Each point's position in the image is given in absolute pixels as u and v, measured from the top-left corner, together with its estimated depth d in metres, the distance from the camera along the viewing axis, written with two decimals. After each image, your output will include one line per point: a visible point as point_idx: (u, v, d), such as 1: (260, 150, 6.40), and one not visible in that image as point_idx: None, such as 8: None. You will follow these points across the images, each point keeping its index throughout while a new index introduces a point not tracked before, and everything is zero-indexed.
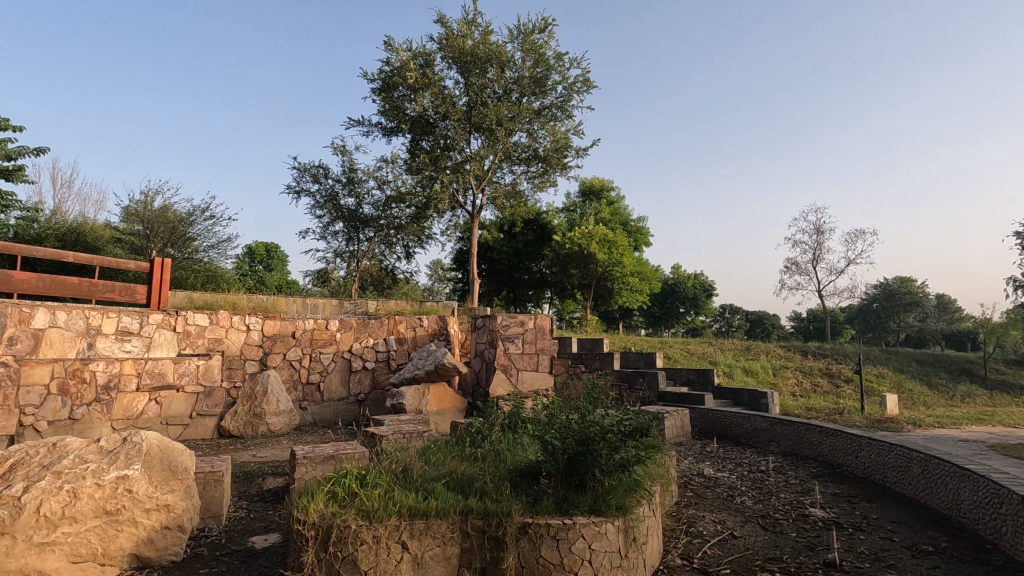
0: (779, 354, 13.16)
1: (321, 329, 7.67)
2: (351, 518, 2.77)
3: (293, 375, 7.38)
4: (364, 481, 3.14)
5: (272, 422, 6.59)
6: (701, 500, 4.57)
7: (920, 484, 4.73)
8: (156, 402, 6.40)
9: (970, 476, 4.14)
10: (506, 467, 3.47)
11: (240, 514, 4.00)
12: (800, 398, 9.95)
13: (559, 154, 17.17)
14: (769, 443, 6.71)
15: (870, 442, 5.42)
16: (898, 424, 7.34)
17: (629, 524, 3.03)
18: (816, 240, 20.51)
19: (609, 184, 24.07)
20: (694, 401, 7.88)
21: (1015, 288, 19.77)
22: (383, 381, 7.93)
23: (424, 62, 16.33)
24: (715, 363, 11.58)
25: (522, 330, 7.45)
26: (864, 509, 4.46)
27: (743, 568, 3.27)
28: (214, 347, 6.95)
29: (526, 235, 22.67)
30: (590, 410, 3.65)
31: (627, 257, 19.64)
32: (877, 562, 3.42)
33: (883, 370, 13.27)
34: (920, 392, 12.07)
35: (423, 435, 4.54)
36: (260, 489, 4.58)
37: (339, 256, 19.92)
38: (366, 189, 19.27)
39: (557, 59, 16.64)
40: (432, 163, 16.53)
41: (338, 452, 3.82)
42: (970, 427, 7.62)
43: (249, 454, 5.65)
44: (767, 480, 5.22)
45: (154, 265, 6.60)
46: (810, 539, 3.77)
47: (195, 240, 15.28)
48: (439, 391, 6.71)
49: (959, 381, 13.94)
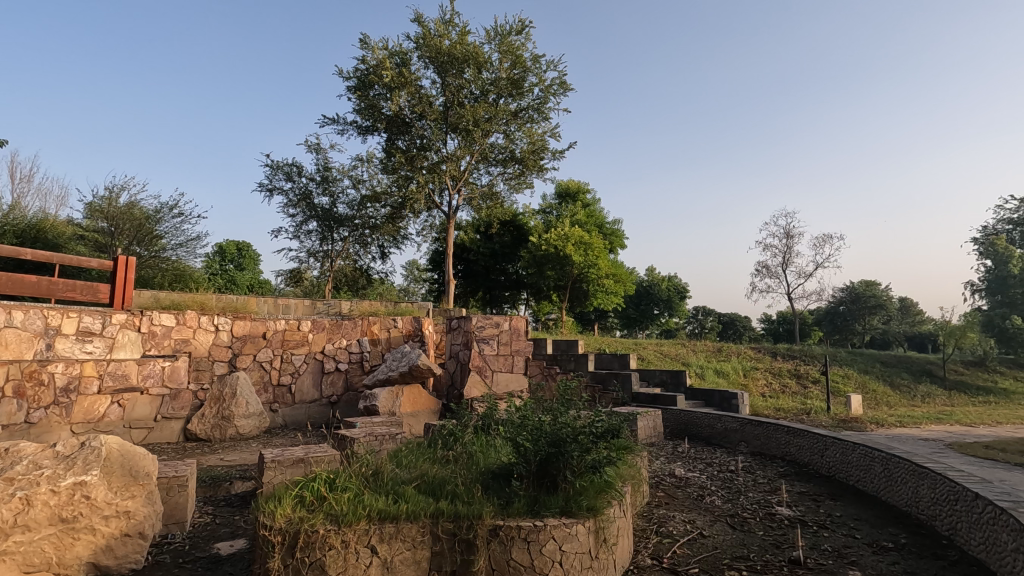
0: (750, 355, 13.45)
1: (293, 329, 7.54)
2: (319, 522, 2.72)
3: (263, 377, 7.23)
4: (334, 484, 3.09)
5: (241, 425, 6.45)
6: (672, 500, 4.62)
7: (882, 482, 4.87)
8: (119, 405, 6.19)
9: (928, 474, 4.28)
10: (478, 469, 3.46)
11: (205, 520, 3.90)
12: (769, 399, 10.17)
13: (535, 156, 17.23)
14: (738, 443, 6.83)
15: (835, 441, 5.57)
16: (862, 424, 7.55)
17: (600, 525, 3.05)
18: (786, 244, 20.98)
19: (585, 187, 24.28)
20: (666, 401, 7.99)
21: (973, 292, 20.57)
22: (356, 382, 7.82)
23: (400, 61, 16.19)
24: (687, 364, 11.77)
25: (498, 331, 7.44)
26: (828, 508, 4.57)
27: (712, 567, 3.32)
28: (181, 348, 6.78)
29: (502, 236, 22.76)
30: (564, 411, 3.67)
31: (602, 259, 19.83)
32: (840, 559, 3.51)
33: (848, 370, 13.67)
34: (883, 393, 12.47)
35: (395, 437, 4.49)
36: (227, 493, 4.48)
37: (312, 255, 19.70)
38: (341, 188, 19.02)
39: (534, 61, 16.72)
40: (408, 163, 16.42)
41: (308, 455, 3.74)
42: (930, 427, 7.89)
43: (216, 458, 5.51)
44: (736, 480, 5.31)
45: (118, 264, 6.40)
46: (776, 537, 3.85)
47: (163, 238, 14.88)
48: (414, 392, 6.63)
49: (920, 381, 14.45)
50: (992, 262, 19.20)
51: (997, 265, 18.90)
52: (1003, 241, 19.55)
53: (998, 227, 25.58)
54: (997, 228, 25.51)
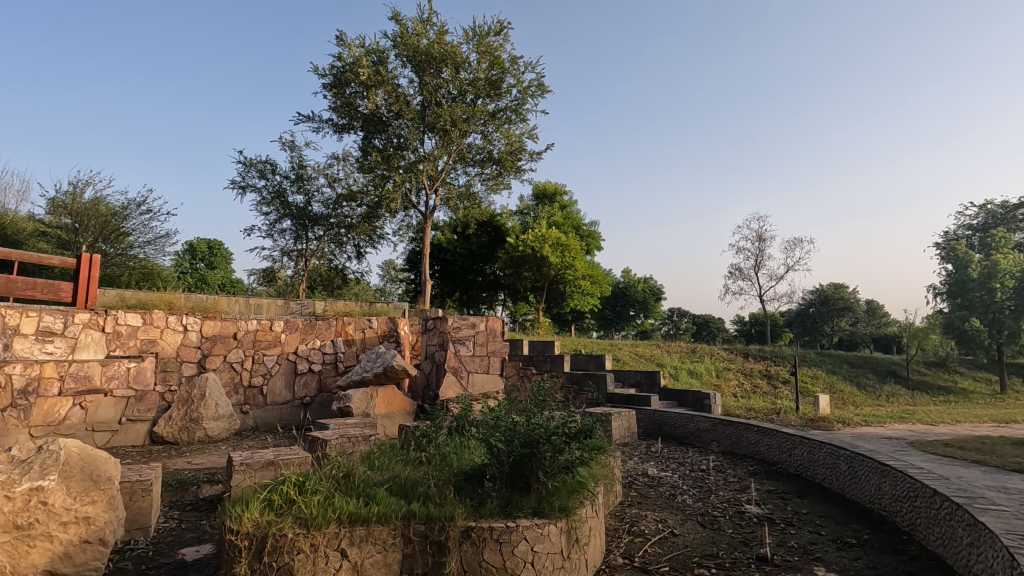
0: (723, 355, 13.70)
1: (265, 330, 7.40)
2: (287, 526, 2.68)
3: (233, 378, 7.09)
4: (303, 487, 3.03)
5: (210, 428, 6.31)
6: (644, 499, 4.67)
7: (846, 479, 5.00)
8: (81, 408, 5.99)
9: (890, 471, 4.41)
10: (451, 471, 3.46)
11: (170, 525, 3.80)
12: (740, 399, 10.35)
13: (513, 156, 17.28)
14: (710, 443, 6.94)
15: (803, 440, 5.70)
16: (829, 424, 7.72)
17: (572, 525, 3.07)
18: (759, 247, 21.46)
19: (562, 188, 24.40)
20: (641, 402, 8.09)
21: (935, 295, 21.31)
22: (330, 383, 7.71)
23: (376, 60, 16.04)
24: (662, 364, 11.93)
25: (474, 332, 7.43)
26: (795, 505, 4.69)
27: (682, 565, 3.37)
28: (148, 349, 6.60)
29: (480, 237, 22.75)
30: (537, 412, 3.68)
31: (579, 260, 19.98)
32: (805, 555, 3.59)
33: (817, 371, 14.04)
34: (849, 393, 12.85)
35: (368, 439, 4.44)
36: (195, 497, 4.38)
37: (286, 254, 19.40)
38: (316, 186, 18.75)
39: (512, 62, 16.74)
40: (384, 162, 16.25)
41: (278, 458, 3.66)
42: (894, 425, 8.14)
43: (182, 461, 5.37)
44: (707, 479, 5.39)
45: (82, 262, 6.21)
46: (745, 535, 3.93)
47: (130, 235, 14.44)
48: (388, 393, 6.57)
49: (885, 381, 14.93)
50: (952, 265, 19.59)
51: (957, 269, 19.17)
52: (964, 245, 20.13)
53: (958, 233, 26.66)
54: (958, 234, 26.63)
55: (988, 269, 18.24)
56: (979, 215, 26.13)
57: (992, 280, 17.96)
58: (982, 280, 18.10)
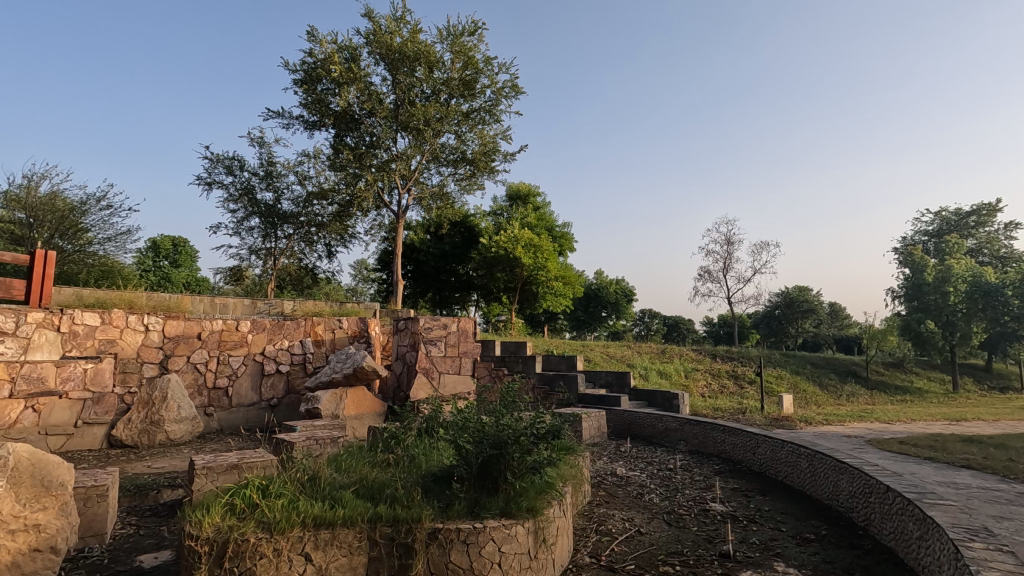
0: (692, 356, 13.97)
1: (231, 330, 7.25)
2: (250, 531, 2.62)
3: (197, 380, 6.90)
4: (267, 491, 2.98)
5: (172, 430, 6.13)
6: (612, 499, 4.72)
7: (807, 477, 5.15)
8: (34, 410, 5.76)
9: (847, 468, 4.56)
10: (419, 473, 3.45)
11: (127, 531, 3.68)
12: (708, 399, 10.57)
13: (486, 157, 17.28)
14: (678, 443, 7.06)
15: (766, 439, 5.85)
16: (792, 423, 7.92)
17: (539, 525, 3.09)
18: (727, 250, 22.02)
19: (535, 190, 24.52)
20: (611, 402, 8.18)
21: (893, 298, 22.13)
22: (298, 385, 7.55)
23: (349, 56, 15.83)
24: (632, 365, 12.09)
25: (445, 333, 7.39)
26: (758, 502, 4.81)
27: (648, 564, 3.42)
28: (107, 349, 6.38)
29: (453, 237, 22.67)
30: (506, 413, 3.69)
31: (552, 261, 20.06)
32: (767, 551, 3.68)
33: (781, 370, 14.45)
34: (812, 392, 13.27)
35: (336, 441, 4.37)
36: (154, 503, 4.25)
37: (254, 253, 19.00)
38: (285, 184, 18.43)
39: (486, 63, 16.74)
40: (356, 161, 15.98)
41: (241, 461, 3.56)
42: (853, 424, 8.43)
43: (143, 466, 5.22)
44: (674, 478, 5.49)
45: (36, 259, 5.99)
46: (709, 532, 4.01)
47: (89, 231, 13.92)
48: (358, 395, 6.47)
49: (846, 381, 15.45)
50: (909, 271, 20.37)
51: (914, 273, 19.95)
52: (920, 251, 20.93)
53: (915, 238, 27.81)
54: (915, 240, 27.78)
55: (942, 274, 18.93)
56: (935, 222, 27.35)
57: (945, 284, 18.63)
58: (937, 284, 18.79)
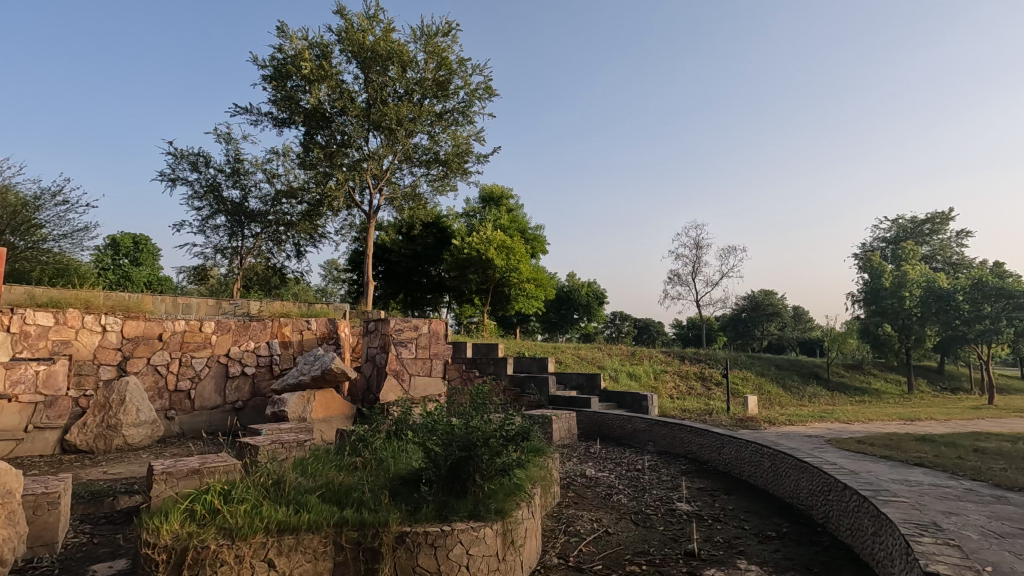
0: (662, 358, 14.19)
1: (194, 331, 7.06)
2: (211, 537, 2.56)
3: (157, 382, 6.69)
4: (229, 496, 2.91)
5: (130, 435, 5.93)
6: (581, 499, 4.77)
7: (770, 476, 5.29)
8: None
9: (807, 467, 4.69)
10: (387, 476, 3.41)
11: (80, 540, 3.54)
12: (675, 400, 10.77)
13: (459, 158, 17.26)
14: (646, 443, 7.17)
15: (731, 439, 5.98)
16: (757, 423, 8.13)
17: (507, 527, 3.09)
18: (696, 255, 22.51)
19: (508, 192, 24.58)
20: (581, 403, 8.25)
21: (854, 302, 22.94)
22: (265, 387, 7.38)
23: (320, 53, 15.61)
24: (603, 367, 12.21)
25: (416, 334, 7.33)
26: (722, 501, 4.91)
27: (615, 563, 3.45)
28: (61, 350, 6.12)
29: (425, 238, 22.55)
30: (476, 415, 3.68)
31: (524, 263, 20.13)
32: (730, 549, 3.76)
33: (747, 372, 14.82)
34: (776, 394, 13.65)
35: (302, 445, 4.27)
36: (110, 510, 4.10)
37: (220, 252, 18.53)
38: (253, 181, 18.04)
39: (460, 64, 16.70)
40: (326, 159, 15.76)
41: (203, 465, 3.45)
42: (814, 424, 8.68)
43: (98, 472, 5.02)
44: (642, 478, 5.56)
45: None
46: (675, 531, 4.09)
47: (44, 227, 13.38)
48: (327, 397, 6.33)
49: (808, 383, 15.91)
50: (869, 276, 21.20)
51: (873, 278, 20.89)
52: (878, 257, 21.74)
53: (874, 245, 28.90)
54: (873, 246, 28.88)
55: (899, 279, 19.70)
56: (892, 229, 28.47)
57: (902, 289, 19.37)
58: (894, 289, 19.54)
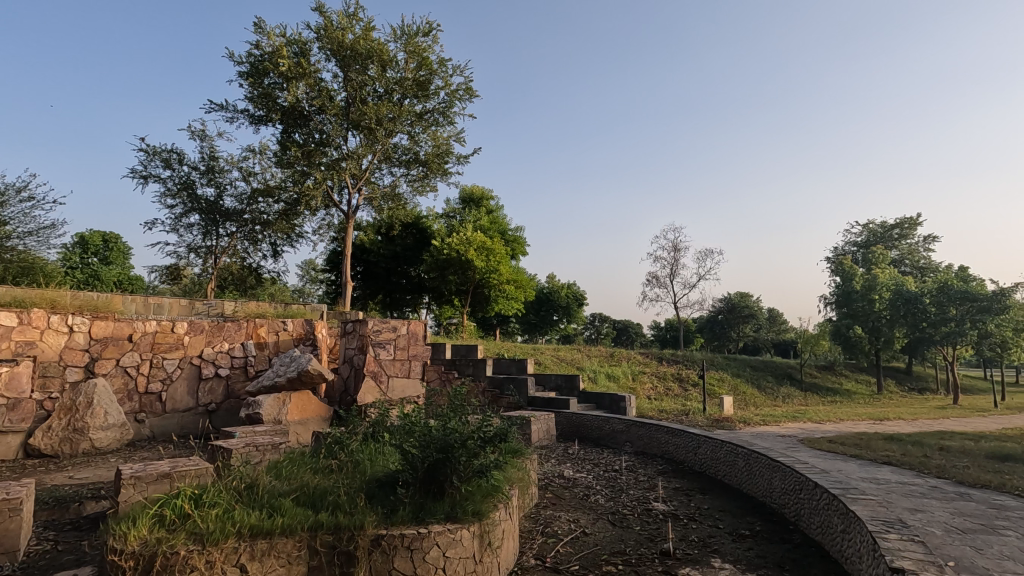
0: (640, 360, 14.32)
1: (165, 332, 6.91)
2: (180, 543, 2.51)
3: (127, 385, 6.51)
4: (200, 501, 2.84)
5: (97, 438, 5.78)
6: (559, 500, 4.78)
7: (743, 475, 5.38)
8: None
9: (779, 466, 4.78)
10: (363, 479, 3.37)
11: (43, 548, 3.42)
12: (653, 401, 10.88)
13: (439, 159, 17.21)
14: (624, 443, 7.23)
15: (707, 439, 6.06)
16: (732, 424, 8.25)
17: (484, 529, 3.08)
18: (674, 257, 22.78)
19: (489, 193, 24.56)
20: (560, 405, 8.28)
21: (826, 304, 23.46)
22: (239, 389, 7.25)
23: (298, 51, 15.42)
24: (582, 368, 12.27)
25: (395, 335, 7.28)
26: (697, 501, 4.98)
27: (591, 563, 3.48)
28: (25, 351, 5.92)
29: (404, 238, 22.42)
30: (454, 416, 3.67)
31: (504, 264, 20.14)
32: (704, 548, 3.82)
33: (723, 373, 15.05)
34: (751, 394, 13.88)
35: (277, 448, 4.19)
36: (76, 515, 3.98)
37: (194, 251, 18.16)
38: (229, 179, 17.71)
39: (441, 64, 16.63)
40: (304, 158, 15.55)
41: (174, 469, 3.36)
42: (787, 424, 8.86)
43: (63, 476, 4.87)
44: (620, 479, 5.60)
45: None
46: (651, 531, 4.13)
47: (7, 224, 13.00)
48: (303, 399, 6.23)
49: (782, 384, 16.21)
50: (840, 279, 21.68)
51: (845, 281, 21.41)
52: (850, 261, 22.25)
53: (845, 248, 29.59)
54: (844, 249, 29.57)
55: (869, 282, 20.22)
56: (862, 233, 29.16)
57: (872, 292, 19.85)
58: (865, 292, 20.02)
